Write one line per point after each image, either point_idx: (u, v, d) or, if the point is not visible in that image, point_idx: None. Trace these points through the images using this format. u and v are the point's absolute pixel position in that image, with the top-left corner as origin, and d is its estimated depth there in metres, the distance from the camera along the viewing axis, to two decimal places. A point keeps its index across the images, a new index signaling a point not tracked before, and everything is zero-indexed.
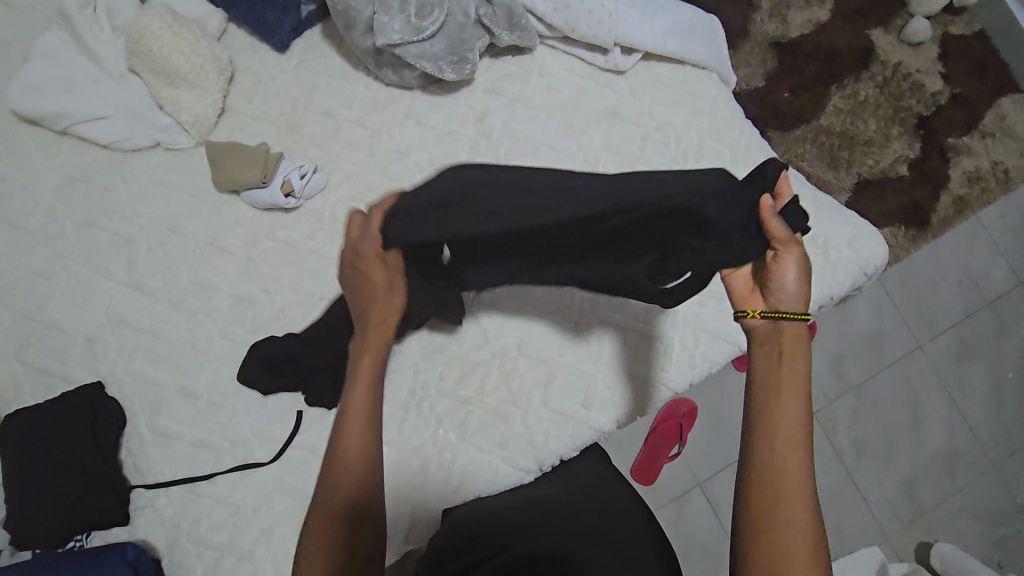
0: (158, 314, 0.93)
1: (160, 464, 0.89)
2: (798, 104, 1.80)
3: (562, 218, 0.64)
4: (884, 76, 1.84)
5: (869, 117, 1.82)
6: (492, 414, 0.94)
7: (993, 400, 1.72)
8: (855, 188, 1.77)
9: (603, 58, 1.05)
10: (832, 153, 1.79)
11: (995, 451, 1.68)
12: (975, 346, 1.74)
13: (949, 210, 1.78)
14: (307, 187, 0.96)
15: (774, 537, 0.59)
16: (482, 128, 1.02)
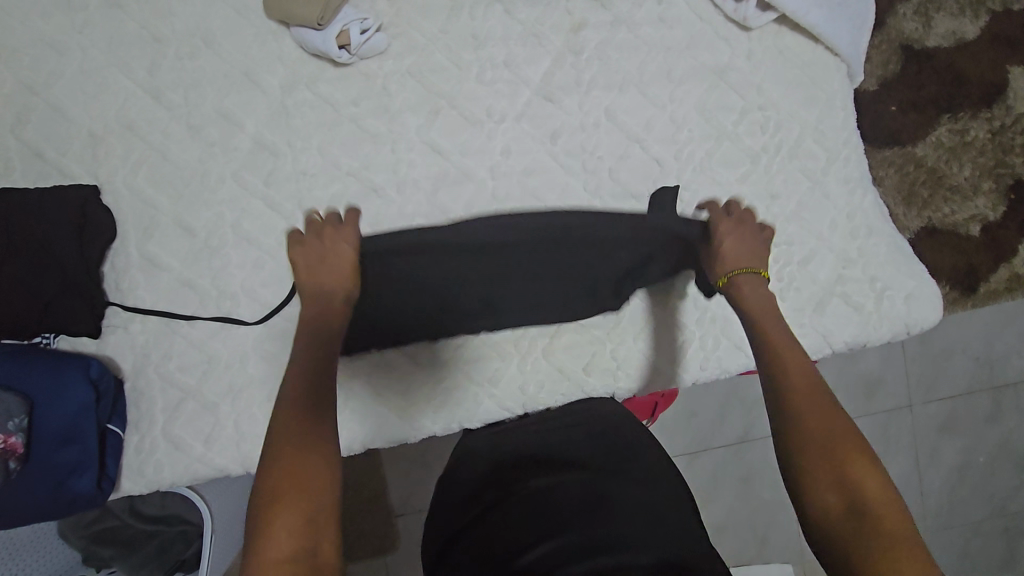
0: (172, 133, 0.85)
1: (141, 289, 0.85)
2: (900, 123, 1.64)
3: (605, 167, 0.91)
4: (1002, 123, 1.67)
5: (967, 162, 1.67)
6: (488, 348, 0.90)
7: (953, 475, 1.73)
8: (918, 231, 1.66)
9: (733, 6, 0.91)
10: (912, 187, 1.66)
11: (933, 520, 1.72)
12: (961, 421, 1.73)
13: (1002, 284, 1.68)
14: (366, 46, 0.85)
15: (831, 489, 0.60)
16: (573, 41, 0.90)
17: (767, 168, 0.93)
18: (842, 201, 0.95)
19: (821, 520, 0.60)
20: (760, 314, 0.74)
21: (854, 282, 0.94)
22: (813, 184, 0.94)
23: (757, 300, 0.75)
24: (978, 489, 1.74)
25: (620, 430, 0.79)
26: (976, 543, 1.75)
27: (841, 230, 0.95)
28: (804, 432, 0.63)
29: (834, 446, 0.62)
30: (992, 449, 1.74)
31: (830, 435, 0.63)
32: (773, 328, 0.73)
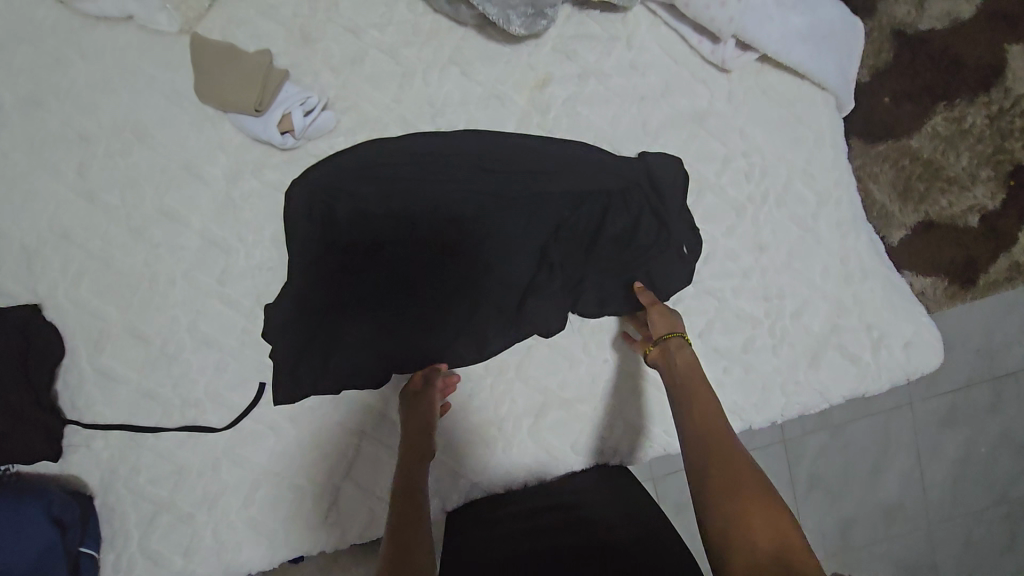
0: (113, 238, 0.79)
1: (99, 405, 0.81)
2: (892, 115, 1.50)
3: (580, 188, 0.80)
4: (1004, 105, 1.52)
5: (964, 152, 1.52)
6: (473, 430, 0.86)
7: (952, 467, 1.66)
8: (915, 228, 1.52)
9: (710, 47, 0.83)
10: (908, 181, 1.51)
11: (938, 513, 1.66)
12: (962, 413, 1.65)
13: (1001, 275, 1.57)
14: (312, 128, 0.78)
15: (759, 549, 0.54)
16: (538, 99, 0.83)
17: (755, 219, 0.87)
18: (836, 246, 0.89)
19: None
20: (684, 369, 0.74)
21: (850, 333, 0.89)
22: (805, 232, 0.88)
23: (688, 365, 0.74)
24: (979, 479, 1.67)
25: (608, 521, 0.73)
26: (982, 535, 1.69)
27: (835, 277, 0.89)
28: (716, 493, 0.60)
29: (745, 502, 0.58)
30: (997, 440, 1.67)
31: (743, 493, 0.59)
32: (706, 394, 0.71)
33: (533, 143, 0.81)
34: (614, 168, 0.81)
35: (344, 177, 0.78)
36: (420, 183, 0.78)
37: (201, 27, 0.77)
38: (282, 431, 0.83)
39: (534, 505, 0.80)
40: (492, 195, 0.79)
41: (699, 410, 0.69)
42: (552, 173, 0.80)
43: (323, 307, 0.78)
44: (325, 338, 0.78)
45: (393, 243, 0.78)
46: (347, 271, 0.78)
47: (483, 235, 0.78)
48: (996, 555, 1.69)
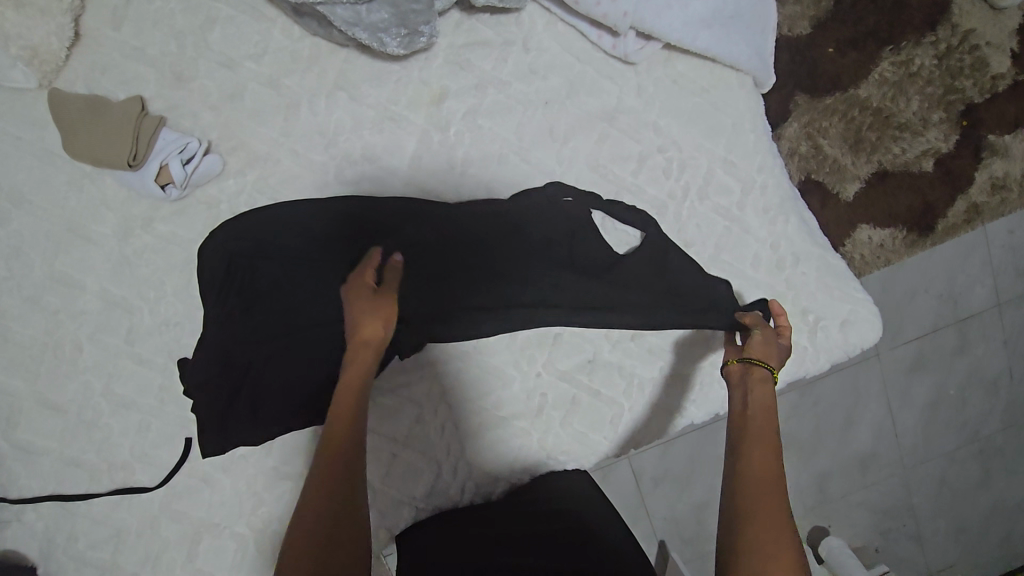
0: (7, 310, 0.76)
1: (24, 479, 0.79)
2: (841, 65, 1.23)
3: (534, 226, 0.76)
4: (955, 39, 1.25)
5: (914, 95, 1.25)
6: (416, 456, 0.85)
7: (948, 414, 1.37)
8: (869, 181, 1.25)
9: (611, 41, 0.79)
10: (859, 133, 1.24)
11: (951, 472, 1.38)
12: (929, 355, 1.34)
13: (959, 218, 1.29)
14: (195, 175, 0.74)
15: None
16: (436, 116, 0.78)
17: (678, 215, 0.85)
18: (764, 232, 0.87)
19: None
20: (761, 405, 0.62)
21: (786, 319, 0.88)
22: (730, 222, 0.86)
23: (761, 396, 0.63)
24: (974, 424, 1.38)
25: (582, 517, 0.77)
26: (955, 481, 1.38)
27: (766, 264, 0.87)
28: (751, 511, 0.52)
29: (770, 525, 0.50)
30: (1006, 381, 1.38)
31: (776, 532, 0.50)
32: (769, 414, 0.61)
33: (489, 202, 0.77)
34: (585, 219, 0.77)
35: (275, 231, 0.74)
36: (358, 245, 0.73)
37: (61, 80, 0.73)
38: (216, 482, 0.82)
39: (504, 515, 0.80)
40: (436, 264, 0.73)
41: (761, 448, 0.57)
42: (506, 240, 0.75)
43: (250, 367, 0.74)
44: (250, 393, 0.74)
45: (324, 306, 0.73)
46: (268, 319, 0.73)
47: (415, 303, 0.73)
48: (973, 496, 1.39)
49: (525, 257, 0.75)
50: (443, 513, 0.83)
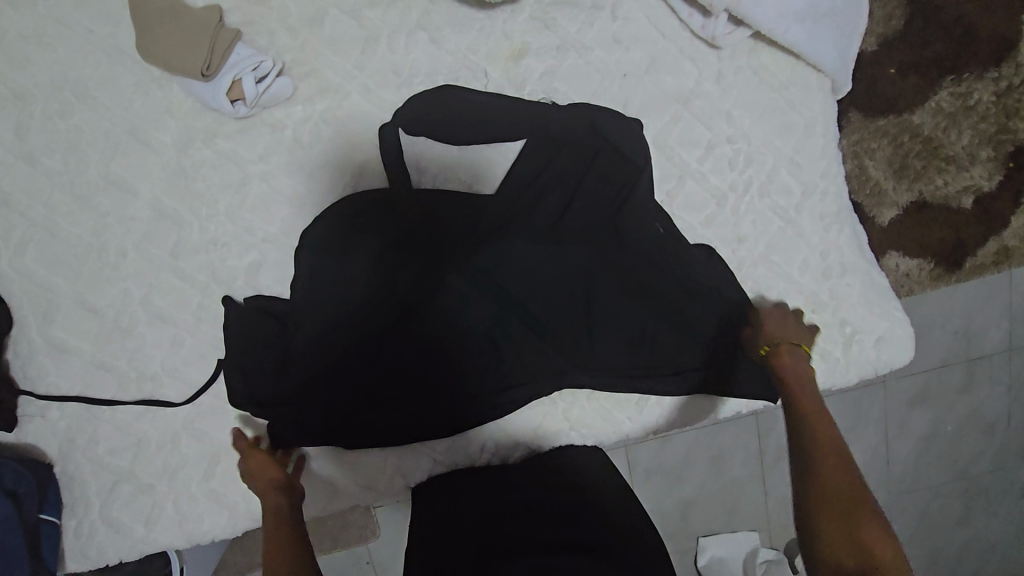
0: (56, 205, 0.75)
1: (52, 377, 0.79)
2: (900, 88, 1.14)
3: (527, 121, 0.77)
4: (1018, 77, 1.14)
5: (968, 129, 1.16)
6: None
7: (941, 451, 1.33)
8: (907, 210, 1.18)
9: (700, 21, 0.77)
10: (905, 159, 1.16)
11: (935, 505, 1.35)
12: (932, 391, 1.30)
13: (987, 259, 1.21)
14: (265, 96, 0.73)
15: (837, 526, 0.60)
16: (512, 72, 0.77)
17: (735, 209, 0.84)
18: (817, 238, 0.87)
19: (821, 561, 0.60)
20: (795, 377, 0.74)
21: (822, 328, 0.88)
22: (785, 224, 0.85)
23: (804, 388, 0.73)
24: (966, 463, 1.34)
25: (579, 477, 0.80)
26: (936, 513, 1.35)
27: (812, 270, 0.87)
28: (819, 501, 0.62)
29: (834, 505, 0.61)
30: (1004, 427, 1.33)
31: (844, 487, 0.63)
32: (806, 387, 0.73)
33: (551, 173, 0.78)
34: (628, 157, 0.77)
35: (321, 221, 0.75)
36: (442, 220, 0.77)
37: None
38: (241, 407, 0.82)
39: (514, 482, 0.79)
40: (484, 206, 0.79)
41: (804, 399, 0.71)
42: (494, 127, 0.76)
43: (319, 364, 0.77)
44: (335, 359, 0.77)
45: (405, 303, 0.77)
46: (320, 285, 0.75)
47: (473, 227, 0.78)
48: (950, 532, 1.35)
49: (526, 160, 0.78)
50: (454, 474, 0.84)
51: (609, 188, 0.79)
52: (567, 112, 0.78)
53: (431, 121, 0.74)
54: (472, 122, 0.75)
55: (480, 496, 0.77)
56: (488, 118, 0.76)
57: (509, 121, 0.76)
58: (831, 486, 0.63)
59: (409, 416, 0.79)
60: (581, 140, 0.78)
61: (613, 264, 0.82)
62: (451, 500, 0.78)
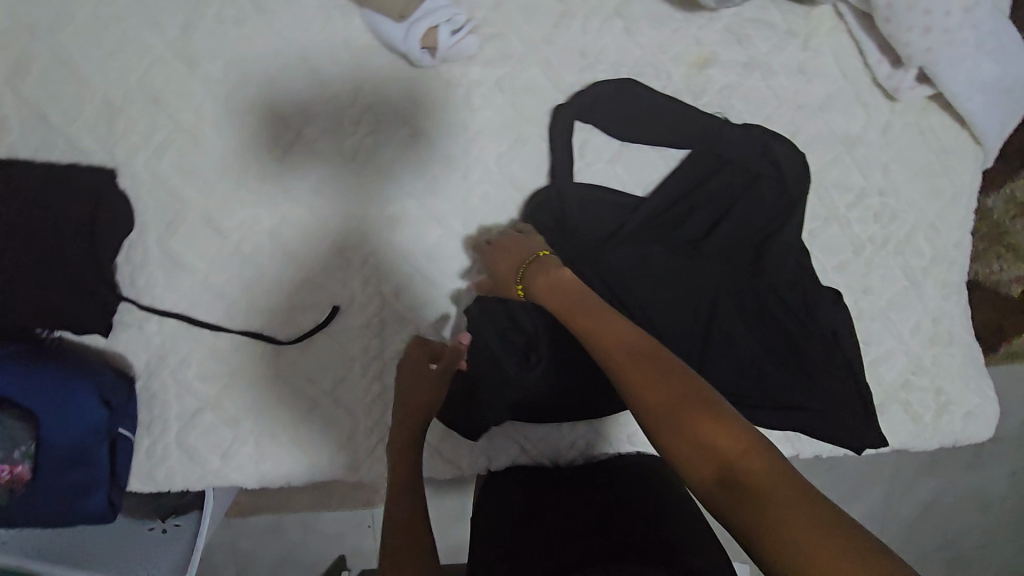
0: (206, 114, 0.72)
1: (160, 290, 0.76)
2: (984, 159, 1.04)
3: (701, 133, 0.76)
4: None
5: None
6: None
7: (937, 521, 1.25)
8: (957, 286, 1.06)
9: (887, 70, 0.77)
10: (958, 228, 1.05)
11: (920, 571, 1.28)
12: (941, 460, 1.22)
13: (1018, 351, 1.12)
14: (454, 50, 0.69)
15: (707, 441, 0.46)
16: (694, 80, 0.76)
17: (869, 260, 0.85)
18: (932, 303, 0.88)
19: (706, 500, 0.46)
20: (550, 287, 0.64)
21: (918, 391, 0.90)
22: (909, 285, 0.87)
23: (550, 281, 0.64)
24: (956, 535, 1.27)
25: (657, 485, 0.77)
26: None
27: (921, 333, 0.89)
28: (637, 384, 0.51)
29: (681, 414, 0.48)
30: (1000, 506, 1.26)
31: (646, 357, 0.52)
32: (569, 301, 0.61)
33: (707, 189, 0.77)
34: (787, 187, 0.77)
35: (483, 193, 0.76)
36: (596, 210, 0.76)
37: None
38: (345, 358, 0.80)
39: (577, 487, 0.78)
40: (638, 206, 0.77)
41: (565, 305, 0.61)
42: (669, 131, 0.75)
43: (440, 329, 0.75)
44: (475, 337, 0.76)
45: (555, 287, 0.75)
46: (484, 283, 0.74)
47: (623, 221, 0.77)
48: None
49: (685, 169, 0.78)
50: (535, 470, 0.83)
51: (760, 216, 0.78)
52: (742, 131, 0.76)
53: (613, 114, 0.74)
54: (650, 123, 0.75)
55: (550, 498, 0.76)
56: (663, 120, 0.75)
57: (683, 129, 0.76)
58: (659, 398, 0.50)
59: (525, 402, 0.77)
60: (747, 162, 0.77)
61: (750, 288, 0.79)
62: (519, 494, 0.78)
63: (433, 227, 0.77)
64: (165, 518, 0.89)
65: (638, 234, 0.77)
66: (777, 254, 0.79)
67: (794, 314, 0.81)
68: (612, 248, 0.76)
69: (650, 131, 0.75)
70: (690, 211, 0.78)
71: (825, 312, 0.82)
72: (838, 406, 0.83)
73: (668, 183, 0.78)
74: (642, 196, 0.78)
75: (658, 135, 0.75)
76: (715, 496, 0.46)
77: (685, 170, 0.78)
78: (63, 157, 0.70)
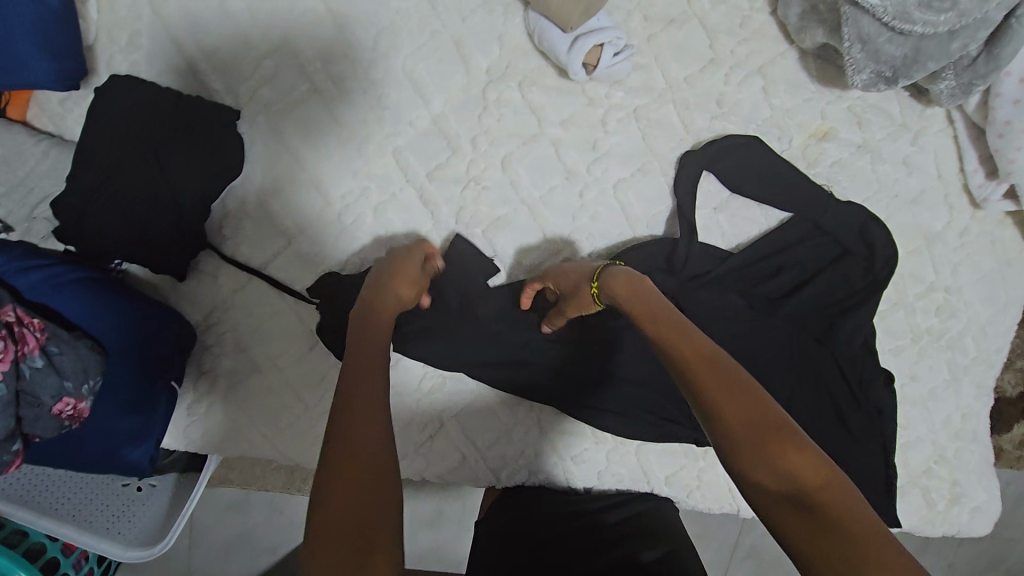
0: (343, 76, 0.71)
1: (247, 243, 0.72)
2: None
3: (808, 201, 0.78)
4: None
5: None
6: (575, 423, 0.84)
7: None
8: None
9: (980, 180, 0.82)
10: None
11: None
12: (902, 545, 1.24)
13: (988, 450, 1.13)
14: (609, 70, 0.71)
15: (787, 461, 0.47)
16: (812, 149, 0.79)
17: (922, 349, 0.89)
18: (964, 401, 0.93)
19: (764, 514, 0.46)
20: (625, 292, 0.63)
21: (936, 480, 0.94)
22: (950, 379, 0.91)
23: (624, 290, 0.63)
24: None
25: (669, 535, 0.75)
26: None
27: (949, 428, 0.93)
28: (709, 391, 0.51)
29: (757, 429, 0.48)
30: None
31: (719, 371, 0.52)
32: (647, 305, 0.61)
33: (797, 255, 0.79)
34: (875, 270, 0.79)
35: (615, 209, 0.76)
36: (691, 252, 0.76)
37: None
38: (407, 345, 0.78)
39: (577, 525, 0.76)
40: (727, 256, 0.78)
41: (652, 315, 0.59)
42: (776, 191, 0.78)
43: (491, 291, 0.74)
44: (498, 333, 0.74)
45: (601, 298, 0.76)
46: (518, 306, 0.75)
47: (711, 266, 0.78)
48: None
49: (780, 230, 0.80)
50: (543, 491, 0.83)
51: (842, 293, 0.80)
52: (844, 209, 0.79)
53: (731, 164, 0.77)
54: (760, 180, 0.77)
55: (559, 527, 0.76)
56: (779, 180, 0.77)
57: (791, 195, 0.78)
58: (732, 412, 0.49)
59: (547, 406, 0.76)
60: (841, 238, 0.80)
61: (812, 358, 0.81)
62: (527, 518, 0.78)
63: (536, 237, 0.76)
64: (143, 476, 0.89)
65: (717, 282, 0.78)
66: (841, 336, 0.80)
67: (851, 393, 0.84)
68: (695, 291, 0.77)
69: (759, 188, 0.78)
70: (778, 271, 0.79)
71: (876, 394, 0.85)
72: (868, 485, 0.86)
73: (762, 239, 0.80)
74: (729, 248, 0.80)
75: (764, 194, 0.78)
76: (782, 515, 0.45)
77: (779, 231, 0.80)
78: (187, 86, 0.68)
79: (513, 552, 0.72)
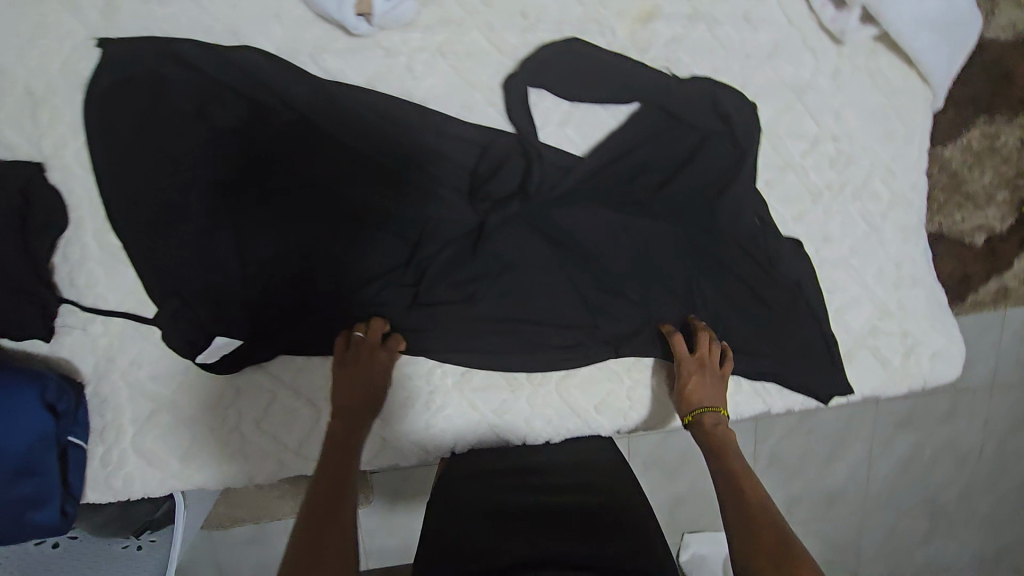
0: None
1: (103, 289, 0.72)
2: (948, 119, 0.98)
3: (647, 83, 0.74)
4: None
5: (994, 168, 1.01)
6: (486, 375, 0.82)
7: (914, 477, 1.20)
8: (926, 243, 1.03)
9: (832, 14, 0.77)
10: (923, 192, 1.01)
11: (905, 523, 1.23)
12: (917, 413, 1.16)
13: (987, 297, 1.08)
14: (391, 15, 0.69)
15: (778, 551, 0.59)
16: (640, 33, 0.75)
17: (828, 207, 0.84)
18: (895, 249, 0.87)
19: None
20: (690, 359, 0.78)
21: (884, 336, 0.89)
22: (870, 231, 0.86)
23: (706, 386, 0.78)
24: (933, 488, 1.22)
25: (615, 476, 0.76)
26: (901, 532, 1.24)
27: (886, 280, 0.88)
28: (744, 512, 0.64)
29: (763, 530, 0.61)
30: (977, 458, 1.21)
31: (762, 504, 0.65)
32: (729, 452, 0.73)
33: (654, 144, 0.75)
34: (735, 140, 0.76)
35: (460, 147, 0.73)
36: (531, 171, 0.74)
37: None
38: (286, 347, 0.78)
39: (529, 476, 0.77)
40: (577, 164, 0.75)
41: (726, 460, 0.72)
42: (608, 81, 0.74)
43: (348, 264, 0.73)
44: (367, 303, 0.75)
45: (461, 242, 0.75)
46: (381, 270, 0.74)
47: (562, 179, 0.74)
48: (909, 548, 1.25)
49: (631, 121, 0.75)
50: (483, 464, 0.80)
51: (712, 170, 0.76)
52: (687, 86, 0.75)
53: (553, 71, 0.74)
54: (589, 77, 0.74)
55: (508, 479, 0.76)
56: (611, 75, 0.74)
57: (628, 82, 0.74)
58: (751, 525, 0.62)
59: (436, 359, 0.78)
60: (693, 115, 0.75)
61: (701, 245, 0.78)
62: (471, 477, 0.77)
63: None
64: (141, 533, 0.86)
65: (576, 193, 0.76)
66: (722, 216, 0.77)
67: (760, 272, 0.80)
68: (552, 210, 0.75)
69: (594, 86, 0.74)
70: (637, 165, 0.75)
71: (786, 265, 0.81)
72: (801, 355, 0.83)
73: (613, 139, 0.75)
74: (580, 155, 0.76)
75: (601, 89, 0.74)
76: None
77: (631, 123, 0.75)
78: None
79: (449, 510, 0.70)
